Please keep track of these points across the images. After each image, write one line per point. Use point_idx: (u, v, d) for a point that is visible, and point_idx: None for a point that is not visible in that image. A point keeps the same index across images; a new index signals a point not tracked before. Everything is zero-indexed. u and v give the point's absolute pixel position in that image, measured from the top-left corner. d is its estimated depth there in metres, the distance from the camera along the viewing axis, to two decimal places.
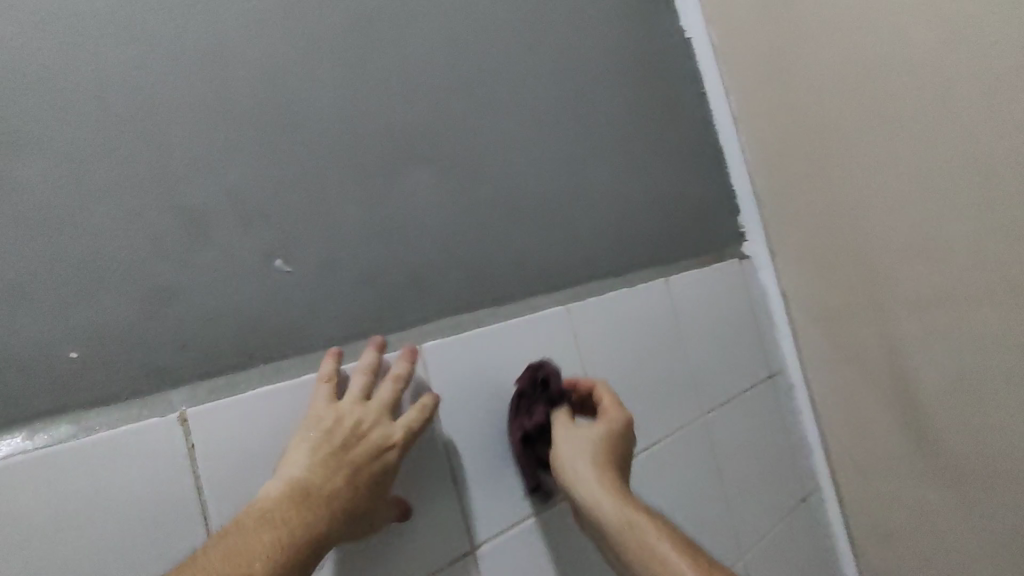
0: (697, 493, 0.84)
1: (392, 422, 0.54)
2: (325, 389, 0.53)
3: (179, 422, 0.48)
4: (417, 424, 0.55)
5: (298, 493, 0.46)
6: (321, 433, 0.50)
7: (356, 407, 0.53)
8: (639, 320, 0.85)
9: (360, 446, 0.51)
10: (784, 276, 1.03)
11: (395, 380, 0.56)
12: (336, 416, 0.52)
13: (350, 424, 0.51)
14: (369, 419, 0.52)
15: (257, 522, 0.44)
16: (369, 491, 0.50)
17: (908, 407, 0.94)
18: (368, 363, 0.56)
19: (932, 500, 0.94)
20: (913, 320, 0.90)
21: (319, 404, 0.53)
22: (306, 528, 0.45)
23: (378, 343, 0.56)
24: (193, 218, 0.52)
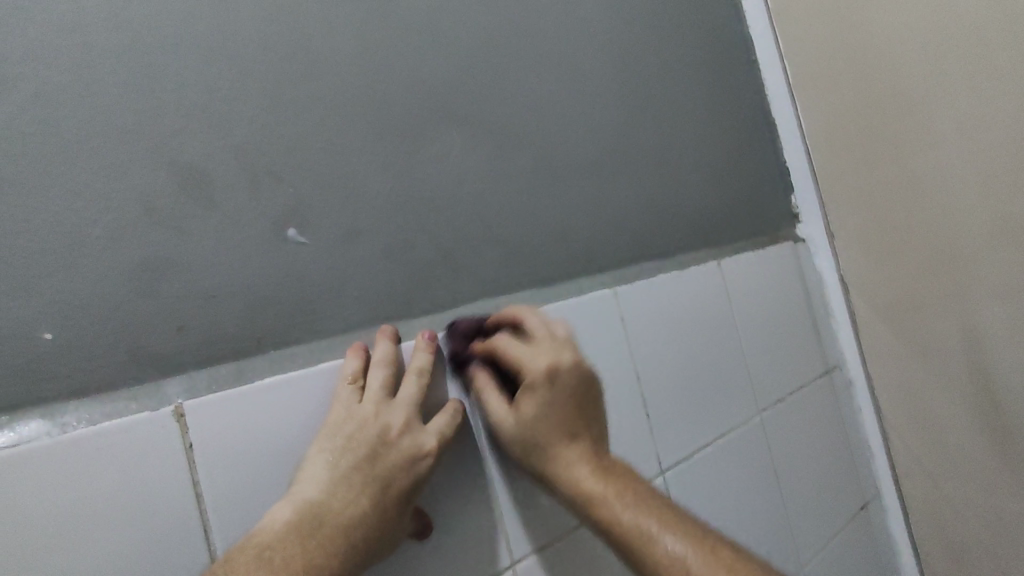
0: (749, 499, 0.78)
1: (421, 427, 0.49)
2: (347, 391, 0.48)
3: (174, 418, 0.43)
4: (447, 429, 0.50)
5: (307, 522, 0.41)
6: (337, 447, 0.45)
7: (376, 414, 0.47)
8: (691, 306, 0.78)
9: (382, 459, 0.46)
10: (845, 265, 0.97)
11: (419, 375, 0.51)
12: (355, 424, 0.46)
13: (369, 436, 0.46)
14: (393, 425, 0.47)
15: (253, 562, 0.39)
16: (397, 511, 0.45)
17: (988, 404, 0.84)
18: (384, 355, 0.50)
19: (1017, 510, 0.84)
20: (992, 315, 0.82)
21: (336, 410, 0.47)
22: (315, 564, 0.40)
23: (393, 335, 0.52)
24: (195, 181, 0.46)
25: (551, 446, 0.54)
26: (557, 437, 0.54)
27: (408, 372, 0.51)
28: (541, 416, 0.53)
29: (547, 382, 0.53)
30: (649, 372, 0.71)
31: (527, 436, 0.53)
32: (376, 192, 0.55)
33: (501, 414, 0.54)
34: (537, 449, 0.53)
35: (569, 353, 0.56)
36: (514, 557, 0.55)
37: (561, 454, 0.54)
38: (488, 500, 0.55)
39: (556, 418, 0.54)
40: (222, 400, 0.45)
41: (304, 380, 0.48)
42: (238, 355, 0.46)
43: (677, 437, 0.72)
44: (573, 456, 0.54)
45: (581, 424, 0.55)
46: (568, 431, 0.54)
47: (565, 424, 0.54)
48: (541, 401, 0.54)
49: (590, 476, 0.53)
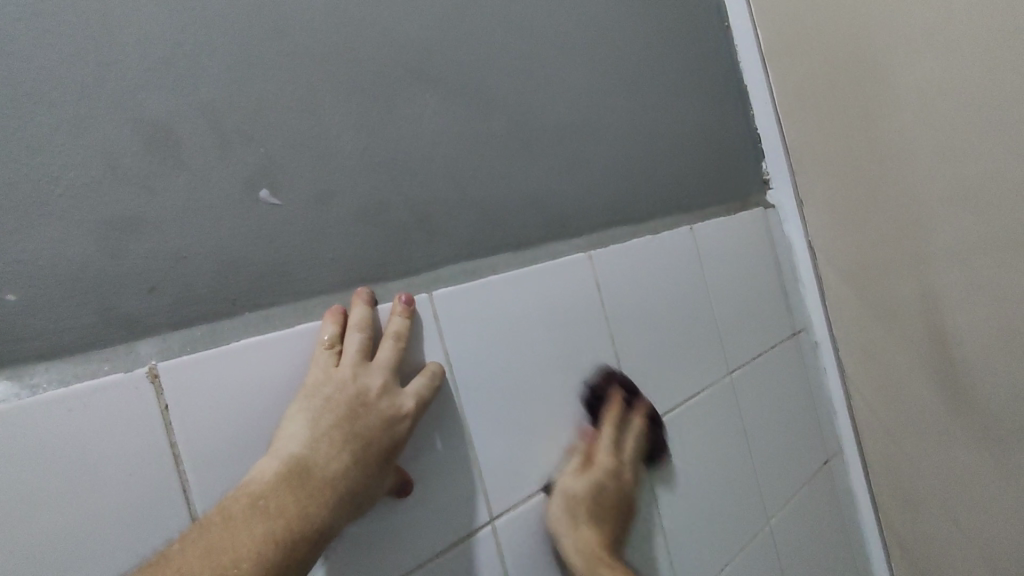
0: (719, 457, 0.81)
1: (399, 389, 0.49)
2: (324, 356, 0.48)
3: (148, 379, 0.42)
4: (426, 392, 0.50)
5: (296, 474, 0.41)
6: (319, 407, 0.45)
7: (356, 375, 0.47)
8: (665, 270, 0.80)
9: (365, 418, 0.46)
10: (813, 231, 0.99)
11: (395, 339, 0.50)
12: (335, 386, 0.46)
13: (351, 396, 0.46)
14: (373, 387, 0.47)
15: (246, 510, 0.39)
16: (378, 469, 0.46)
17: (943, 361, 0.88)
18: (361, 317, 0.50)
19: (965, 460, 0.89)
20: (949, 276, 0.85)
21: (314, 373, 0.47)
22: (308, 514, 0.40)
23: (369, 299, 0.51)
24: (161, 138, 0.45)
25: (584, 509, 0.60)
26: (591, 500, 0.61)
27: (386, 336, 0.51)
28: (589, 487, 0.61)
29: (606, 474, 0.63)
30: (623, 334, 0.72)
31: (574, 506, 0.60)
32: (349, 153, 0.54)
33: (566, 472, 0.63)
34: (571, 516, 0.60)
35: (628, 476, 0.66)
36: (493, 513, 0.56)
37: (585, 527, 0.59)
38: (468, 459, 0.56)
39: (601, 503, 0.61)
40: (198, 361, 0.44)
41: (282, 342, 0.48)
42: (213, 317, 0.46)
43: (652, 397, 0.73)
44: (596, 524, 0.60)
45: (616, 512, 0.63)
46: (600, 501, 0.61)
47: (603, 508, 0.61)
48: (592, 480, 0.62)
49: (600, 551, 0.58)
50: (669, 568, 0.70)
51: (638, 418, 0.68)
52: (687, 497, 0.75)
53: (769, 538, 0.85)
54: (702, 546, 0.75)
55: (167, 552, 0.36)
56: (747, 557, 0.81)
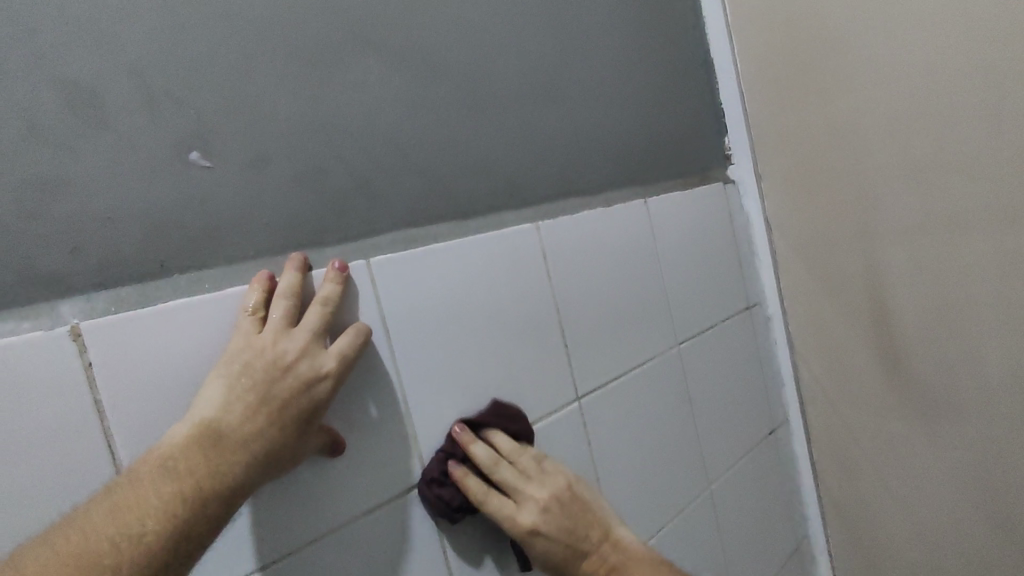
0: (662, 425, 0.83)
1: (323, 351, 0.50)
2: (248, 322, 0.49)
3: (70, 338, 0.43)
4: (352, 354, 0.51)
5: (205, 438, 0.43)
6: (236, 372, 0.46)
7: (275, 340, 0.48)
8: (616, 241, 0.81)
9: (282, 381, 0.47)
10: (770, 208, 1.01)
11: (322, 303, 0.51)
12: (253, 351, 0.47)
13: (267, 360, 0.47)
14: (292, 350, 0.48)
15: (154, 472, 0.40)
16: (295, 430, 0.47)
17: (884, 336, 0.91)
18: (289, 283, 0.50)
19: (899, 431, 0.93)
20: (895, 255, 0.88)
21: (236, 340, 0.48)
22: (217, 473, 0.42)
23: (298, 266, 0.51)
24: (83, 97, 0.45)
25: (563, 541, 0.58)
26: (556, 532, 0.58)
27: (314, 301, 0.51)
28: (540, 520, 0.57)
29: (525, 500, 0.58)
30: (568, 305, 0.74)
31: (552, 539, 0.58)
32: (286, 117, 0.54)
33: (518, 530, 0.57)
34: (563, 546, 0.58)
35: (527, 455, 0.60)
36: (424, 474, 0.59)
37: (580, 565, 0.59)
38: (401, 422, 0.58)
39: (552, 517, 0.58)
40: (123, 321, 0.45)
41: (210, 304, 0.49)
42: (139, 280, 0.46)
43: (594, 366, 0.76)
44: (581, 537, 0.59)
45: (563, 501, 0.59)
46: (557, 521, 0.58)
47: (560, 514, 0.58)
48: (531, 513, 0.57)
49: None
50: None
51: (482, 456, 0.58)
52: (626, 462, 0.78)
53: (708, 503, 0.89)
54: (639, 509, 0.78)
55: (76, 513, 0.38)
56: (685, 520, 0.85)
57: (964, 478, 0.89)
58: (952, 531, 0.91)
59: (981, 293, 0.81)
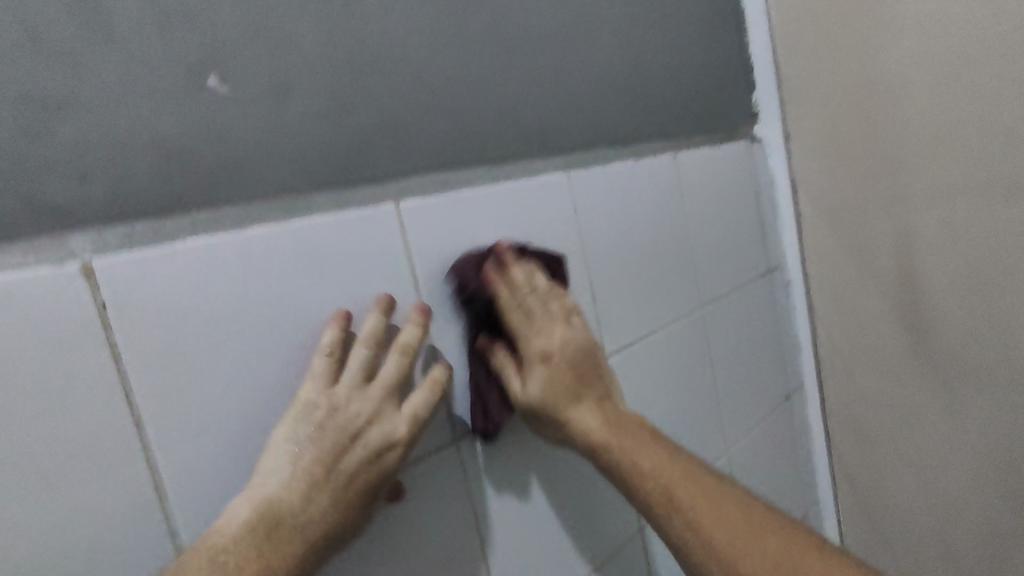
0: (685, 387, 0.82)
1: (394, 415, 0.48)
2: (323, 368, 0.46)
3: (82, 276, 0.39)
4: (422, 416, 0.49)
5: (264, 524, 0.40)
6: (305, 438, 0.43)
7: (349, 400, 0.46)
8: (645, 196, 0.77)
9: (354, 450, 0.45)
10: (797, 168, 0.98)
11: (400, 355, 0.48)
12: (328, 407, 0.45)
13: (342, 424, 0.45)
14: (363, 418, 0.46)
15: (206, 564, 0.38)
16: (357, 506, 0.45)
17: (910, 303, 0.89)
18: (369, 331, 0.48)
19: (919, 399, 0.92)
20: (927, 219, 0.84)
21: (310, 384, 0.45)
22: (271, 566, 0.40)
23: (382, 309, 0.49)
24: (88, 4, 0.39)
25: (564, 409, 0.57)
26: (561, 396, 0.57)
27: (391, 350, 0.49)
28: (546, 382, 0.57)
29: (539, 359, 0.57)
30: (598, 260, 0.70)
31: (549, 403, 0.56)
32: (310, 42, 0.49)
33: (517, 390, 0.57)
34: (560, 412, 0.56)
35: (558, 304, 0.58)
36: (455, 431, 0.56)
37: (570, 413, 0.57)
38: (432, 377, 0.55)
39: (557, 381, 0.57)
40: (140, 260, 0.41)
41: (234, 245, 0.44)
42: (155, 215, 0.42)
43: (622, 324, 0.73)
44: (584, 411, 0.57)
45: (580, 375, 0.58)
46: (565, 388, 0.57)
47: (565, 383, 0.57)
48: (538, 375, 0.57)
49: (591, 427, 0.56)
50: None
51: (518, 277, 0.56)
52: (650, 425, 0.76)
53: (726, 466, 0.88)
54: None
55: None
56: None
57: (982, 451, 0.87)
58: (964, 500, 0.91)
59: (1014, 263, 0.78)
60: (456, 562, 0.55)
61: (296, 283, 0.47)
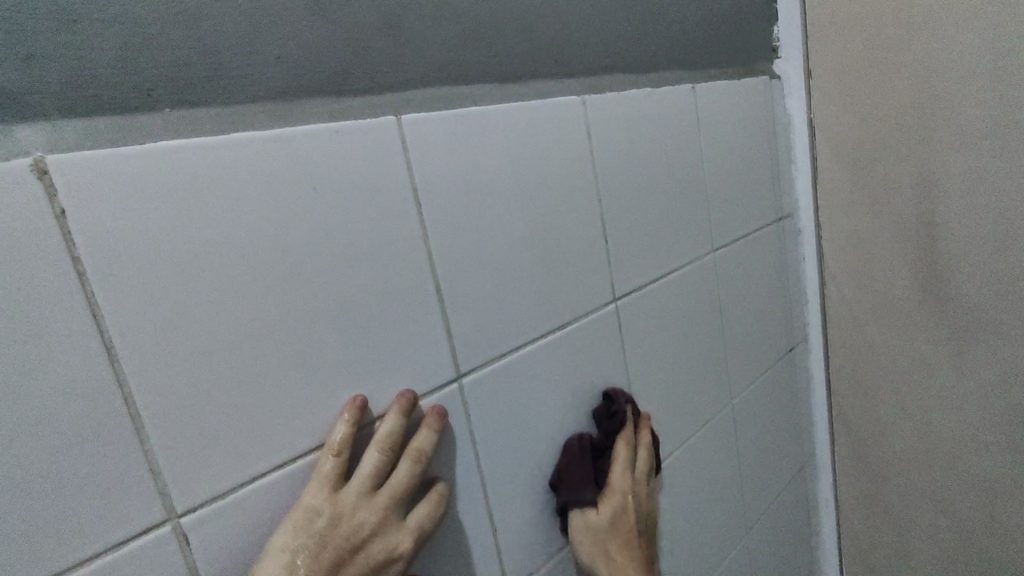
0: (694, 334, 0.78)
1: (401, 523, 0.45)
2: (333, 470, 0.42)
3: (36, 174, 0.33)
4: (429, 523, 0.46)
5: None
6: (306, 546, 0.40)
7: (356, 508, 0.42)
8: (662, 129, 0.72)
9: (352, 561, 0.42)
10: (816, 108, 0.92)
11: (416, 460, 0.46)
12: (333, 514, 0.41)
13: (345, 534, 0.41)
14: (368, 526, 0.43)
15: None
16: None
17: (926, 252, 0.86)
18: (386, 435, 0.45)
19: (927, 351, 0.90)
20: (953, 163, 0.80)
21: (316, 489, 0.41)
22: None
23: (404, 409, 0.46)
24: None
25: (612, 551, 0.59)
26: (616, 543, 0.60)
27: (405, 454, 0.46)
28: (607, 525, 0.60)
29: (620, 497, 0.61)
30: (611, 194, 0.66)
31: (599, 538, 0.59)
32: None
33: (585, 509, 0.60)
34: (603, 542, 0.59)
35: (645, 501, 0.64)
36: (461, 370, 0.52)
37: (618, 554, 0.59)
38: (436, 312, 0.50)
39: (620, 532, 0.60)
40: (105, 160, 0.35)
41: (215, 150, 0.39)
42: (120, 111, 0.36)
43: (634, 265, 0.69)
44: (622, 549, 0.60)
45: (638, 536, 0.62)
46: (626, 539, 0.60)
47: (624, 534, 0.60)
48: (608, 511, 0.60)
49: (621, 551, 0.59)
50: None
51: (645, 438, 0.65)
52: (658, 372, 0.73)
53: (731, 417, 0.86)
54: (668, 419, 0.74)
55: None
56: (709, 432, 0.82)
57: (988, 402, 0.86)
58: (965, 450, 0.91)
59: None
60: (461, 505, 0.52)
61: (288, 198, 0.42)
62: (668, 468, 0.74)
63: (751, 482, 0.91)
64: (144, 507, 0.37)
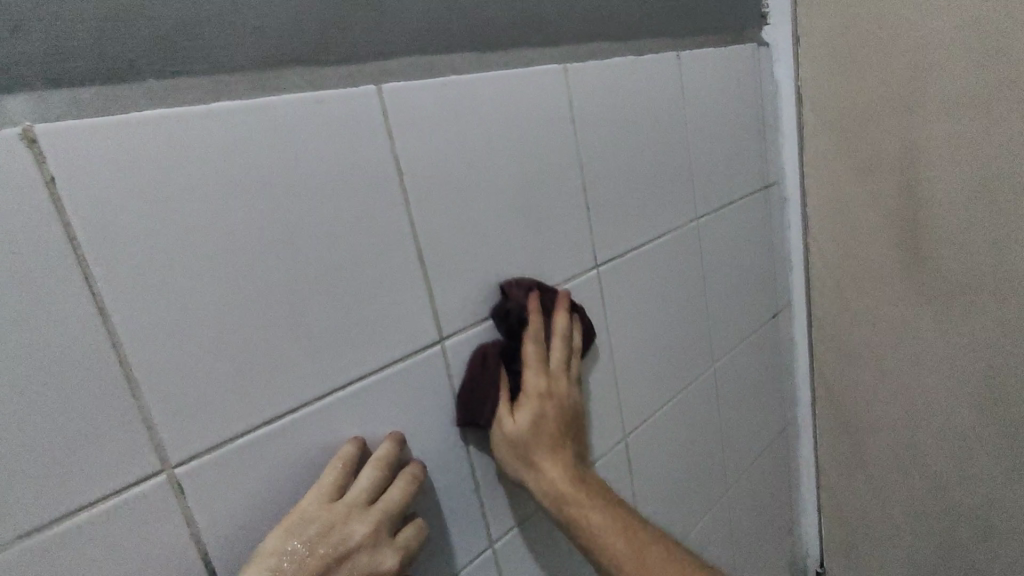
0: (675, 300, 0.80)
1: (391, 541, 0.46)
2: (331, 485, 0.45)
3: (25, 142, 0.35)
4: (415, 544, 0.48)
5: None
6: (298, 549, 0.42)
7: (348, 517, 0.44)
8: (645, 97, 0.73)
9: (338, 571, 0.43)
10: (805, 76, 0.93)
11: (408, 481, 0.49)
12: (327, 521, 0.43)
13: (336, 541, 0.43)
14: (358, 536, 0.44)
15: None
16: None
17: (907, 219, 0.88)
18: (384, 454, 0.48)
19: (906, 316, 0.92)
20: (935, 131, 0.81)
21: (312, 498, 0.44)
22: None
23: (398, 439, 0.50)
24: None
25: (541, 460, 0.55)
26: (544, 448, 0.55)
27: (398, 475, 0.49)
28: (532, 428, 0.55)
29: (542, 397, 0.56)
30: (593, 163, 0.67)
31: (522, 449, 0.55)
32: None
33: (502, 419, 0.55)
34: (525, 461, 0.55)
35: (573, 388, 0.60)
36: (442, 333, 0.54)
37: (544, 464, 0.55)
38: (418, 278, 0.52)
39: (546, 429, 0.56)
40: (87, 130, 0.36)
41: (198, 120, 0.40)
42: (103, 81, 0.37)
43: (615, 232, 0.70)
44: (555, 467, 0.55)
45: (570, 435, 0.58)
46: (556, 442, 0.56)
47: (549, 436, 0.56)
48: (531, 411, 0.55)
49: (563, 477, 0.55)
50: (614, 399, 0.72)
51: (558, 325, 0.59)
52: (639, 337, 0.75)
53: (712, 381, 0.88)
54: (647, 383, 0.77)
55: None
56: (690, 396, 0.84)
57: (961, 365, 0.89)
58: (938, 412, 0.93)
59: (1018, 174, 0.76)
60: (443, 463, 0.55)
61: (269, 168, 0.43)
62: (648, 429, 0.77)
63: (733, 444, 0.94)
64: (138, 459, 0.39)
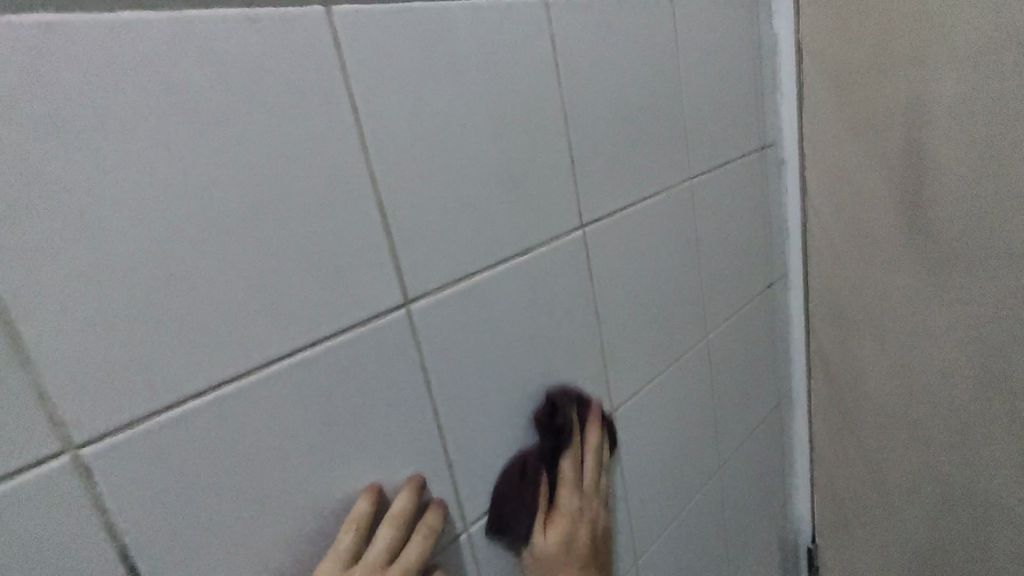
0: (668, 266, 0.75)
1: None
2: (350, 548, 0.43)
3: None
4: None
5: None
6: None
7: None
8: (637, 42, 0.67)
9: None
10: (806, 27, 0.87)
11: (427, 535, 0.47)
12: None
13: None
14: None
15: None
16: None
17: (911, 183, 0.84)
18: (400, 511, 0.46)
19: (907, 284, 0.89)
20: (946, 89, 0.77)
21: (329, 566, 0.42)
22: None
23: (416, 486, 0.48)
24: None
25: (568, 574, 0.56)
26: (573, 561, 0.56)
27: (417, 529, 0.47)
28: (566, 550, 0.55)
29: (576, 519, 0.57)
30: (579, 111, 0.61)
31: (552, 565, 0.55)
32: None
33: (535, 537, 0.55)
34: (556, 566, 0.55)
35: (603, 515, 0.61)
36: (409, 295, 0.48)
37: None
38: (380, 231, 0.46)
39: (575, 549, 0.56)
40: None
41: (103, 32, 0.34)
42: None
43: (603, 189, 0.65)
44: None
45: (597, 554, 0.59)
46: (584, 554, 0.57)
47: (579, 556, 0.56)
48: (563, 529, 0.56)
49: None
50: (602, 371, 0.66)
51: (591, 443, 0.60)
52: (628, 304, 0.69)
53: (706, 353, 0.83)
54: (638, 354, 0.71)
55: None
56: (682, 368, 0.79)
57: (963, 333, 0.86)
58: (937, 382, 0.91)
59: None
60: (414, 438, 0.50)
61: (192, 94, 0.37)
62: (638, 404, 0.72)
63: (726, 419, 0.90)
64: (37, 436, 0.33)
